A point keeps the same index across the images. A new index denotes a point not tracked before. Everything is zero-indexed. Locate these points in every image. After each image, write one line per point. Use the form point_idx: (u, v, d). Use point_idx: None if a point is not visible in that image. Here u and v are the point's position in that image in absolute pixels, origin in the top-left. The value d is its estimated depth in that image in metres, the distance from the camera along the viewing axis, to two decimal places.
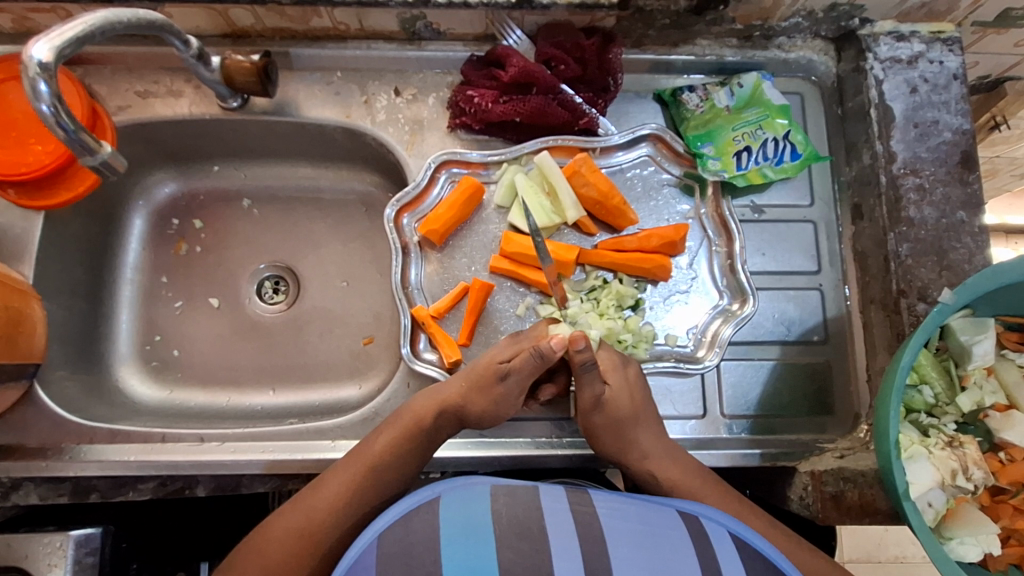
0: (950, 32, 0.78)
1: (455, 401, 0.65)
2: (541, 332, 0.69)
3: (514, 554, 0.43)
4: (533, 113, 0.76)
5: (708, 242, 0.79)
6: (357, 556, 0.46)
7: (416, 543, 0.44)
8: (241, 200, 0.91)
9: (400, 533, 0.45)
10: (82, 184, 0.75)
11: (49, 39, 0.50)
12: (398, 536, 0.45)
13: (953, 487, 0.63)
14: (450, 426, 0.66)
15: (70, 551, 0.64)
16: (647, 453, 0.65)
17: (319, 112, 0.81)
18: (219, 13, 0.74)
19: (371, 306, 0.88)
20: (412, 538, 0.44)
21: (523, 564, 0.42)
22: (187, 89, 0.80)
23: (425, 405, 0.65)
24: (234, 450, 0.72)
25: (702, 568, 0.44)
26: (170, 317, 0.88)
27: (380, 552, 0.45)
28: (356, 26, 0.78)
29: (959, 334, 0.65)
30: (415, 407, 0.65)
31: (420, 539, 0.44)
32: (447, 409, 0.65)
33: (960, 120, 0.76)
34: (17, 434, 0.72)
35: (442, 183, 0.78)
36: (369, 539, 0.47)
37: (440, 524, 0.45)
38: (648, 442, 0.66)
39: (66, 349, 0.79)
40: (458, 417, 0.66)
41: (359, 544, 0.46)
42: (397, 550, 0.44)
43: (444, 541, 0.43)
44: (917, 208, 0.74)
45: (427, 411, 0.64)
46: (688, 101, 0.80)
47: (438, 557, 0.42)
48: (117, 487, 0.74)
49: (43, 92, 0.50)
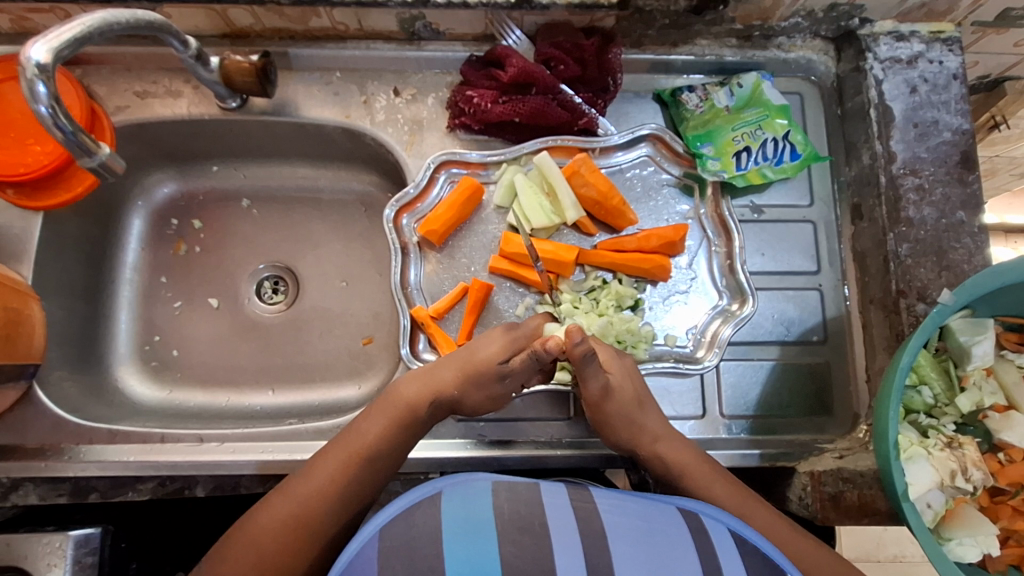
0: (950, 32, 0.78)
1: (449, 390, 0.65)
2: (536, 328, 0.70)
3: (515, 549, 0.43)
4: (533, 114, 0.76)
5: (708, 242, 0.79)
6: (357, 550, 0.45)
7: (417, 538, 0.44)
8: (240, 200, 0.91)
9: (401, 527, 0.45)
10: (82, 184, 0.75)
11: (48, 40, 0.50)
12: (399, 530, 0.45)
13: (952, 488, 0.63)
14: (439, 414, 0.66)
15: (70, 552, 0.64)
16: (656, 436, 0.65)
17: (318, 112, 0.81)
18: (218, 13, 0.74)
19: (371, 306, 0.88)
20: (413, 533, 0.44)
21: (525, 559, 0.42)
22: (186, 89, 0.80)
23: (419, 392, 0.64)
24: (233, 450, 0.72)
25: (702, 566, 0.44)
26: (169, 317, 0.88)
27: (381, 546, 0.44)
28: (356, 26, 0.78)
29: (958, 334, 0.65)
30: (408, 393, 0.64)
31: (421, 533, 0.44)
32: (441, 397, 0.65)
33: (959, 120, 0.76)
34: (16, 434, 0.72)
35: (441, 183, 0.78)
36: (369, 532, 0.46)
37: (441, 517, 0.45)
38: (656, 424, 0.66)
39: (66, 348, 0.79)
40: (451, 405, 0.66)
41: (359, 538, 0.45)
42: (397, 544, 0.44)
43: (447, 537, 0.43)
44: (917, 208, 0.74)
45: (421, 398, 0.64)
46: (687, 101, 0.80)
47: (440, 551, 0.42)
48: (116, 487, 0.74)
49: (41, 94, 0.50)
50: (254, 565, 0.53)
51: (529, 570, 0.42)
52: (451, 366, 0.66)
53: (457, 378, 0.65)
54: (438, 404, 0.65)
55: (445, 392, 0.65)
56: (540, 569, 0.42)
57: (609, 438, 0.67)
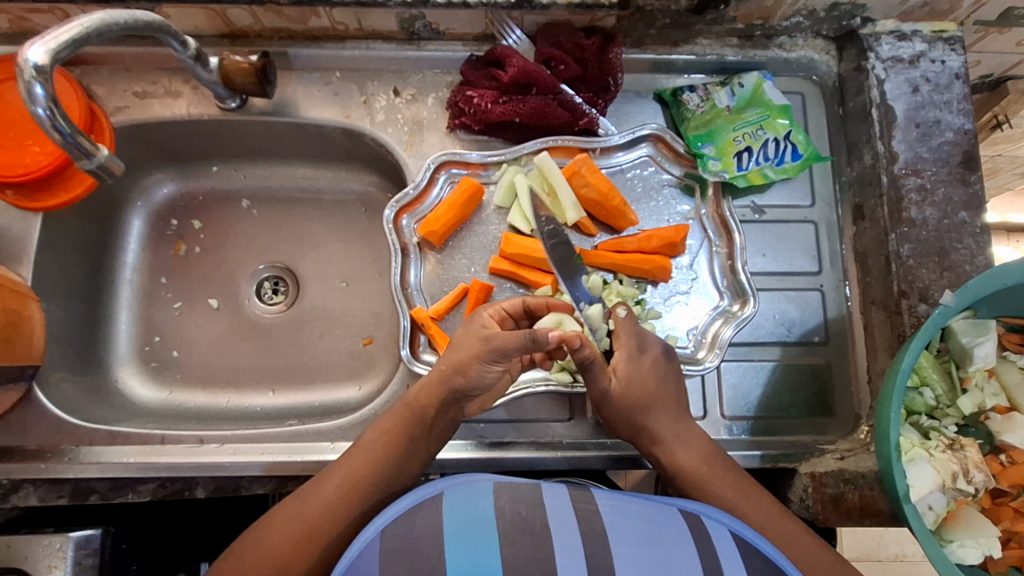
0: (952, 31, 0.77)
1: (456, 392, 0.62)
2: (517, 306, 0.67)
3: (516, 550, 0.42)
4: (533, 114, 0.76)
5: (708, 242, 0.78)
6: (358, 552, 0.45)
7: (418, 540, 0.44)
8: (240, 200, 0.91)
9: (403, 528, 0.45)
10: (81, 184, 0.75)
11: (44, 42, 0.50)
12: (401, 532, 0.45)
13: (953, 490, 0.63)
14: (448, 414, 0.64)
15: (70, 553, 0.64)
16: (657, 440, 0.64)
17: (317, 112, 0.81)
18: (218, 13, 0.74)
19: (371, 306, 0.88)
20: (415, 534, 0.44)
21: (526, 560, 0.42)
22: (185, 90, 0.80)
23: (421, 392, 0.62)
24: (233, 452, 0.71)
25: (704, 567, 0.44)
26: (169, 318, 0.88)
27: (382, 548, 0.44)
28: (355, 26, 0.77)
29: (959, 335, 0.65)
30: (411, 394, 0.63)
31: (423, 535, 0.44)
32: (446, 397, 0.62)
33: (961, 120, 0.75)
34: (16, 436, 0.72)
35: (441, 184, 0.78)
36: (371, 534, 0.46)
37: (442, 519, 0.45)
38: (663, 428, 0.64)
39: (65, 349, 0.79)
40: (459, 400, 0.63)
41: (361, 539, 0.46)
42: (398, 545, 0.44)
43: (449, 537, 0.43)
44: (919, 209, 0.74)
45: (422, 399, 0.62)
46: (688, 102, 0.80)
47: (442, 552, 0.42)
48: (116, 488, 0.73)
49: (38, 95, 0.50)
50: (254, 566, 0.55)
51: (531, 571, 0.41)
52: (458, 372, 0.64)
53: (448, 367, 0.61)
54: (444, 400, 0.62)
55: (442, 387, 0.61)
56: (542, 570, 0.41)
57: (615, 430, 0.68)
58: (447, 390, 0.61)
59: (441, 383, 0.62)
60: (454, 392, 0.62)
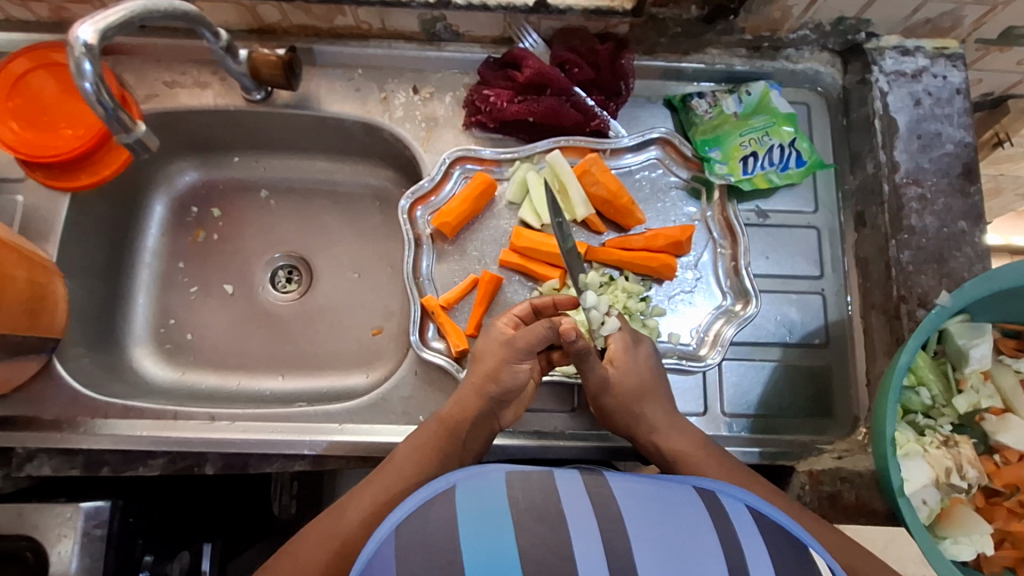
0: (955, 48, 0.80)
1: (484, 406, 0.66)
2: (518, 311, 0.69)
3: (533, 538, 0.43)
4: (546, 114, 0.79)
5: (713, 244, 0.81)
6: (375, 550, 0.46)
7: (433, 533, 0.44)
8: (258, 190, 0.94)
9: (416, 523, 0.46)
10: (109, 168, 0.79)
11: (93, 23, 0.53)
12: (415, 527, 0.46)
13: (947, 485, 0.64)
14: (484, 432, 0.67)
15: (80, 523, 0.65)
16: (654, 427, 0.67)
17: (339, 107, 0.84)
18: (248, 9, 0.77)
19: (381, 298, 0.90)
20: (428, 532, 0.45)
21: (542, 546, 0.43)
22: (213, 81, 0.83)
23: (458, 411, 0.66)
24: (244, 429, 0.73)
25: (722, 547, 0.44)
26: (184, 301, 0.90)
27: (397, 544, 0.45)
28: (379, 26, 0.81)
29: (956, 337, 0.66)
30: (445, 411, 0.66)
31: (437, 528, 0.45)
32: (479, 414, 0.66)
33: (962, 133, 0.78)
34: (34, 407, 0.74)
35: (455, 178, 0.81)
36: (386, 531, 0.47)
37: (455, 512, 0.46)
38: (657, 417, 0.67)
39: (85, 327, 0.81)
40: (491, 415, 0.67)
41: (376, 538, 0.47)
42: (414, 540, 0.45)
43: (461, 528, 0.44)
44: (919, 217, 0.76)
45: (457, 418, 0.66)
46: (696, 107, 0.83)
47: (457, 546, 0.43)
48: (128, 462, 0.74)
49: (87, 71, 0.53)
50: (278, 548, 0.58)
51: (546, 557, 0.42)
52: (477, 368, 0.66)
53: (481, 378, 0.66)
54: (484, 410, 0.66)
55: (478, 398, 0.66)
56: (555, 553, 0.42)
57: (609, 422, 0.70)
58: (482, 401, 0.66)
59: (478, 394, 0.66)
60: (490, 402, 0.66)
